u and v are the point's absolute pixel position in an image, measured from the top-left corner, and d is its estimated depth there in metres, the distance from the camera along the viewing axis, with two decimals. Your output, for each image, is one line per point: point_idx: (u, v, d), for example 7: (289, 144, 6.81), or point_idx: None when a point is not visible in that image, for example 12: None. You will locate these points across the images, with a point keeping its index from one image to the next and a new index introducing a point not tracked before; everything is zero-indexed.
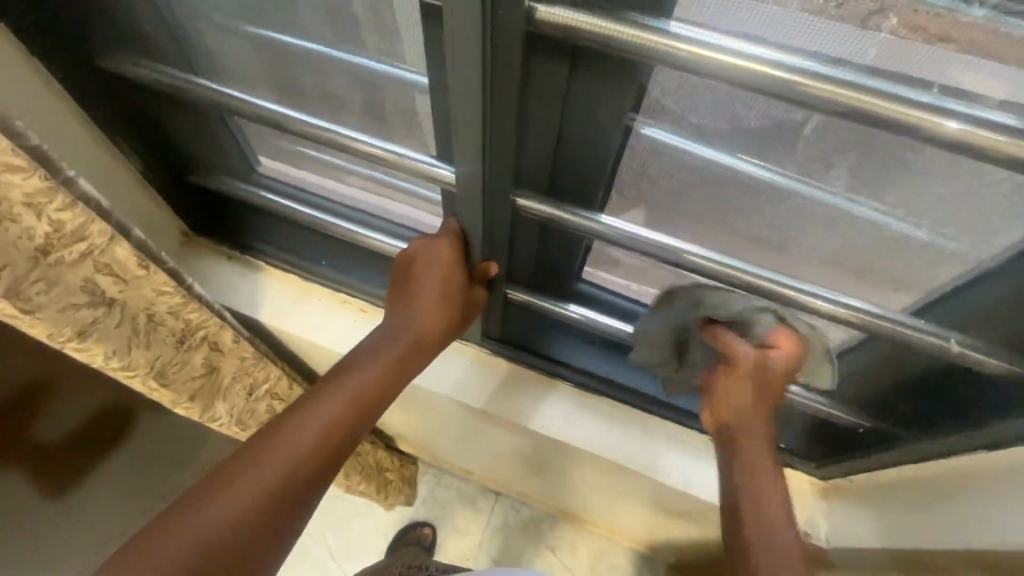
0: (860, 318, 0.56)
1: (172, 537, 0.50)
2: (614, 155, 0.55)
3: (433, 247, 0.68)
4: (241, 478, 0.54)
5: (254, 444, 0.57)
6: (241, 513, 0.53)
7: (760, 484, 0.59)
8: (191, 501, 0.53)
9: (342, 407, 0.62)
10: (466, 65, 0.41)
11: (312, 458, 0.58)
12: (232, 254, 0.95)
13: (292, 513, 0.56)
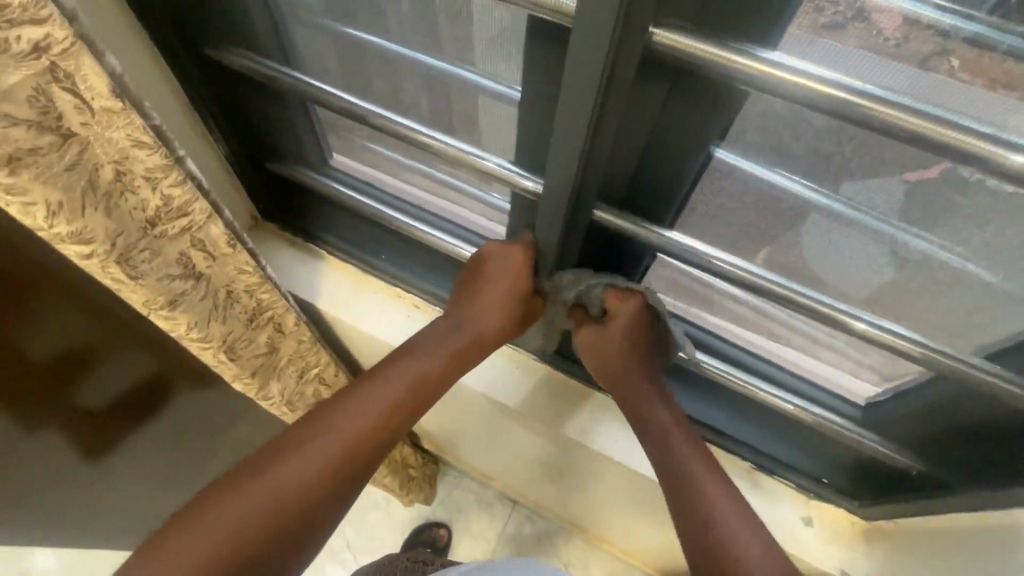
0: (929, 356, 0.56)
1: (240, 500, 0.55)
2: (695, 175, 0.56)
3: (507, 253, 0.69)
4: (300, 454, 0.59)
5: (316, 420, 0.62)
6: (293, 487, 0.57)
7: (697, 478, 0.63)
8: (255, 469, 0.58)
9: (398, 394, 0.65)
10: (579, 81, 0.43)
11: (367, 440, 0.62)
12: (296, 241, 0.99)
13: (346, 488, 0.60)
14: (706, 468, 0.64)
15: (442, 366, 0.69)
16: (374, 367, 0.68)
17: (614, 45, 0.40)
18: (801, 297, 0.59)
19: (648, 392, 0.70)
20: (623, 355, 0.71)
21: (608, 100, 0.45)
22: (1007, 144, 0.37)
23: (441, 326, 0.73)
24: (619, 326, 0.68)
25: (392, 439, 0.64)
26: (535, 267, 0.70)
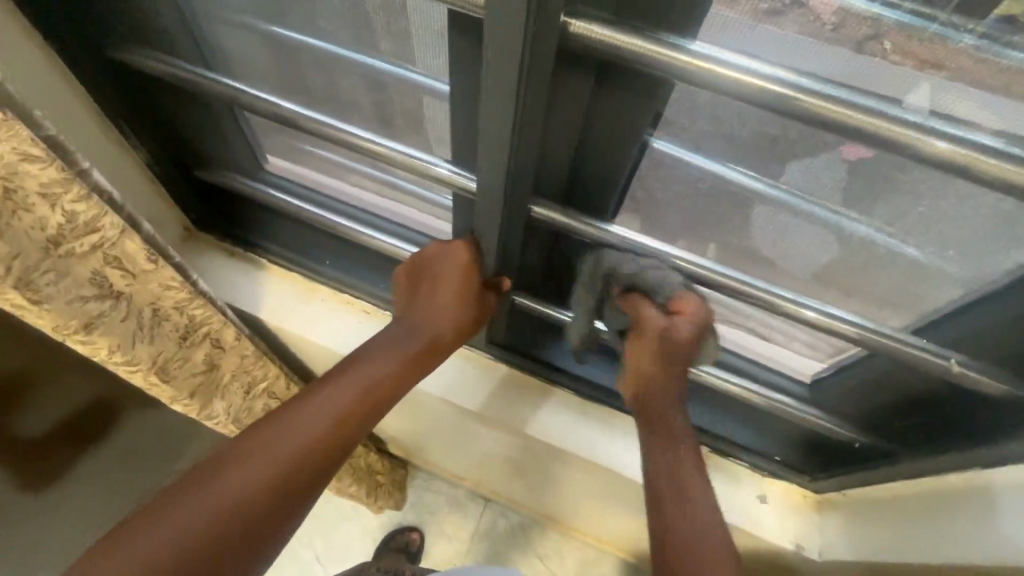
0: (864, 336, 0.57)
1: (200, 496, 0.52)
2: (630, 169, 0.56)
3: (450, 249, 0.69)
4: (245, 466, 0.54)
5: (264, 429, 0.57)
6: (239, 503, 0.52)
7: (675, 466, 0.61)
8: (195, 484, 0.53)
9: (366, 385, 0.63)
10: (499, 78, 0.41)
11: (336, 433, 0.59)
12: (234, 250, 0.94)
13: (311, 484, 0.57)
14: (707, 494, 0.59)
15: (406, 359, 0.67)
16: (344, 359, 0.66)
17: (529, 39, 0.39)
18: (740, 283, 0.59)
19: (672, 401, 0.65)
20: (655, 368, 0.64)
21: (531, 96, 0.44)
22: (922, 128, 0.38)
23: (396, 329, 0.70)
24: (679, 334, 0.61)
25: (360, 432, 0.61)
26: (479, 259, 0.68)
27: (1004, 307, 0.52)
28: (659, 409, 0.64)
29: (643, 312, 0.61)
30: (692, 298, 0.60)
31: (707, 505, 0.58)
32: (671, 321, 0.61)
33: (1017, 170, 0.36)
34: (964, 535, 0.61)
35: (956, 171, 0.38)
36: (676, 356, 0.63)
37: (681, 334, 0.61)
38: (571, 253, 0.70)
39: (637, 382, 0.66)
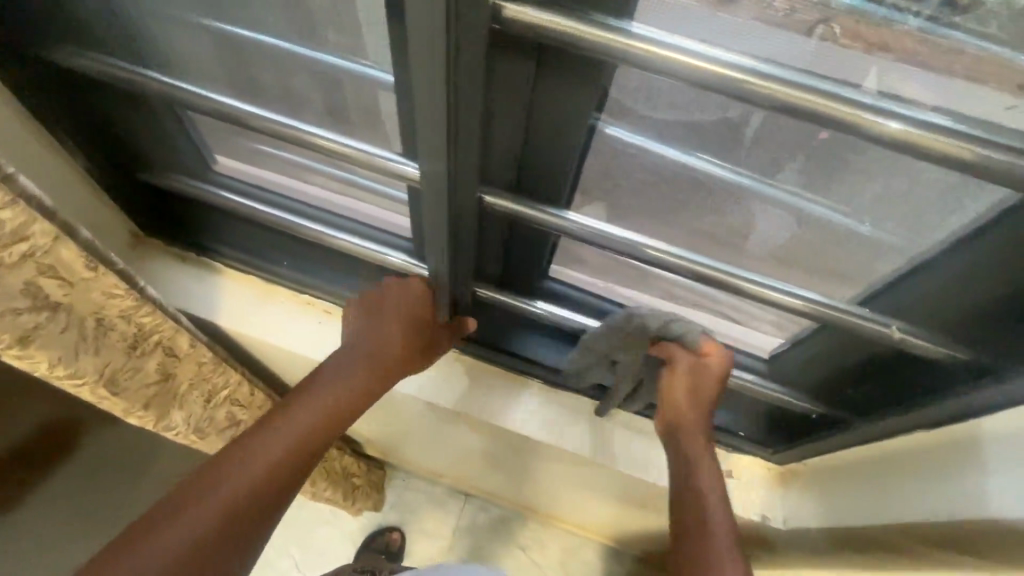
0: (815, 310, 0.58)
1: (152, 544, 0.50)
2: (580, 152, 0.55)
3: (409, 285, 0.73)
4: (198, 506, 0.53)
5: (216, 466, 0.56)
6: (191, 544, 0.51)
7: (698, 474, 0.67)
8: (145, 530, 0.51)
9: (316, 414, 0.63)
10: (428, 62, 0.40)
11: (288, 467, 0.59)
12: (187, 256, 0.91)
13: (264, 522, 0.56)
14: (719, 502, 0.65)
15: (356, 388, 0.67)
16: (292, 391, 0.65)
17: (452, 25, 0.38)
18: (695, 264, 0.60)
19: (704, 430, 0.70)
20: (687, 403, 0.70)
21: (466, 83, 0.43)
22: (853, 104, 0.39)
23: (344, 354, 0.69)
24: (704, 375, 0.69)
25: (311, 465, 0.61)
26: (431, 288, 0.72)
27: (939, 276, 0.54)
28: (692, 434, 0.70)
29: (674, 353, 0.69)
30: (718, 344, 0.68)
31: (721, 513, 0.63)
32: (703, 364, 0.69)
33: (939, 140, 0.38)
34: (912, 495, 0.64)
35: (887, 143, 0.39)
36: (705, 388, 0.69)
37: (711, 379, 0.69)
38: (529, 242, 0.70)
39: (666, 411, 0.73)
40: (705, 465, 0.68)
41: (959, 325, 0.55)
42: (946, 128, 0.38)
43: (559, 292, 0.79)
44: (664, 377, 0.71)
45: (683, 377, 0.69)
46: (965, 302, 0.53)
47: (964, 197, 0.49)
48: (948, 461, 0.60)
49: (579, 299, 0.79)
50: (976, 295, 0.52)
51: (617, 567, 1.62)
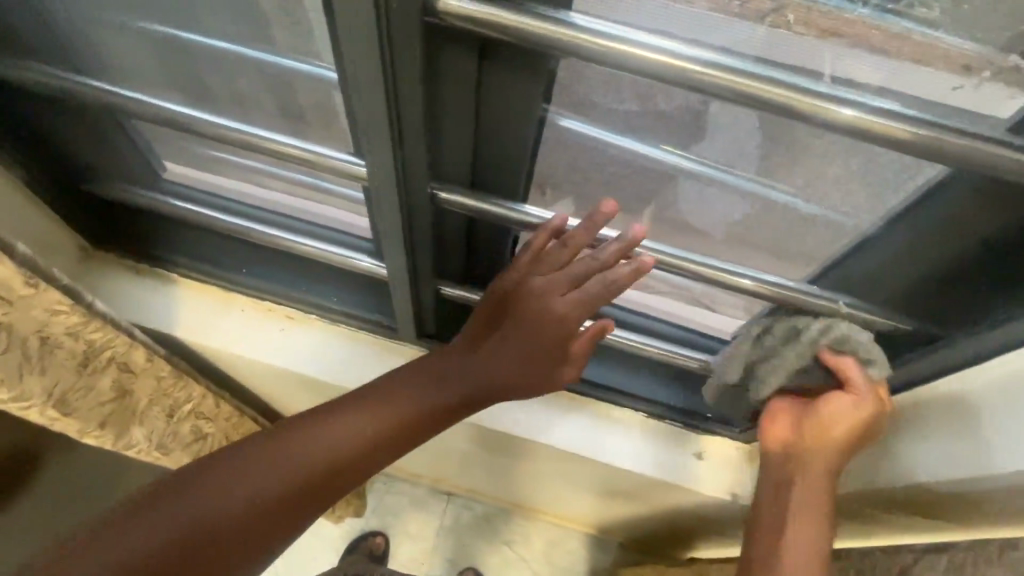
0: (771, 293, 0.59)
1: (193, 501, 0.52)
2: (532, 144, 0.55)
3: (548, 296, 0.59)
4: (242, 478, 0.54)
5: (279, 440, 0.57)
6: (213, 519, 0.52)
7: (798, 525, 0.56)
8: (199, 483, 0.53)
9: (346, 439, 0.58)
10: (362, 57, 0.40)
11: (295, 491, 0.55)
12: (140, 268, 0.88)
13: (264, 537, 0.54)
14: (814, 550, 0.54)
15: (397, 422, 0.60)
16: (355, 394, 0.61)
17: (383, 14, 0.37)
18: (656, 252, 0.60)
19: (823, 480, 0.57)
20: (826, 448, 0.57)
21: (406, 77, 0.42)
22: (790, 86, 0.39)
23: (443, 364, 0.64)
24: (845, 411, 0.57)
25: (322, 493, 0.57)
26: (552, 297, 0.59)
27: (883, 252, 0.55)
28: (809, 476, 0.58)
29: (850, 373, 0.56)
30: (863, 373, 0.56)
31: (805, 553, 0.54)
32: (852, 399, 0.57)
33: (872, 119, 0.39)
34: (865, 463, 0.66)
35: (823, 124, 0.40)
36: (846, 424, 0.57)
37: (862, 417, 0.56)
38: (490, 237, 0.70)
39: (788, 438, 0.61)
40: (811, 476, 0.58)
41: (903, 297, 0.57)
42: (876, 107, 0.39)
43: None
44: (821, 398, 0.59)
45: (853, 412, 0.56)
46: (908, 275, 0.55)
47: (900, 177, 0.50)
48: (902, 425, 0.62)
49: None
50: (917, 267, 0.54)
51: (602, 555, 1.63)
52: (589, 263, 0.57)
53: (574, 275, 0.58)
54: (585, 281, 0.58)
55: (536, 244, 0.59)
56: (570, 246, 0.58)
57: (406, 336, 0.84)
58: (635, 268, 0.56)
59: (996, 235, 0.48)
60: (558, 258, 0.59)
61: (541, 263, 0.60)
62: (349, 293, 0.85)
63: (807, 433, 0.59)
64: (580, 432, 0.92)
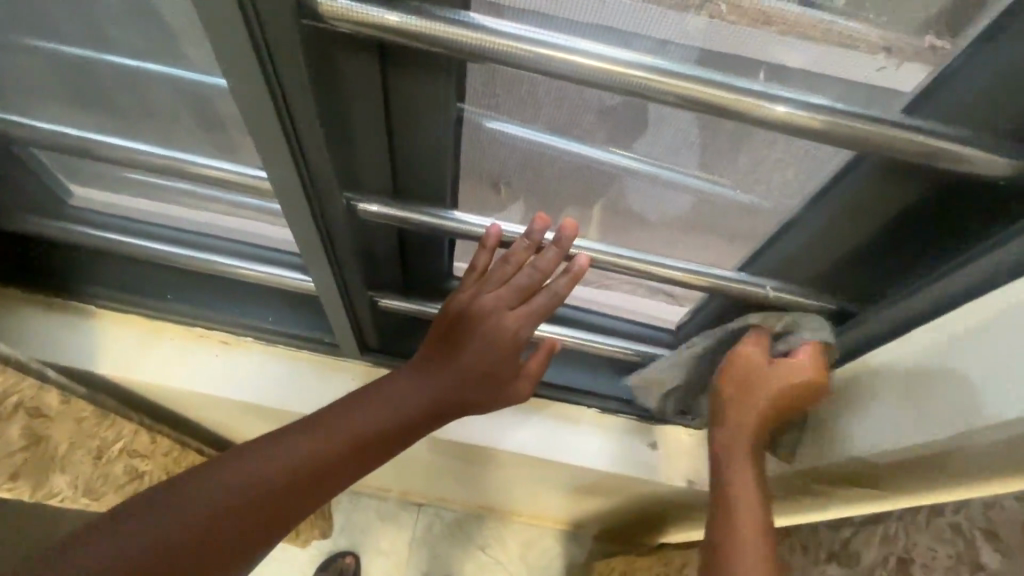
0: (703, 282, 0.59)
1: (142, 526, 0.47)
2: (450, 150, 0.54)
3: (497, 312, 0.57)
4: (195, 500, 0.49)
5: (235, 460, 0.52)
6: (163, 544, 0.47)
7: (737, 473, 0.60)
8: (147, 508, 0.48)
9: (295, 462, 0.53)
10: (242, 74, 0.37)
11: (254, 511, 0.50)
12: (54, 302, 0.81)
13: (220, 565, 0.49)
14: (755, 513, 0.57)
15: (349, 444, 0.55)
16: (306, 417, 0.56)
17: (258, 29, 0.35)
18: (590, 251, 0.59)
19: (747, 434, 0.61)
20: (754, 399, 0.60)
21: (295, 93, 0.40)
22: (692, 79, 0.39)
23: (408, 375, 0.60)
24: (772, 369, 0.59)
25: (269, 526, 0.51)
26: (514, 301, 0.57)
27: (805, 237, 0.56)
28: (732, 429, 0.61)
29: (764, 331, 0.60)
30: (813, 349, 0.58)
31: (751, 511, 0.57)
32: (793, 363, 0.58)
33: (768, 109, 0.39)
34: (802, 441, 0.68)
35: (727, 115, 0.40)
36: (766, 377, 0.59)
37: (799, 381, 0.58)
38: (423, 245, 0.67)
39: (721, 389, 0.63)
40: (733, 436, 0.61)
41: (828, 276, 0.59)
42: (773, 97, 0.39)
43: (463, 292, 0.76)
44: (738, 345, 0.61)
45: (781, 373, 0.58)
46: (830, 256, 0.57)
47: (819, 166, 0.50)
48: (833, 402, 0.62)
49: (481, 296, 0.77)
50: (838, 247, 0.55)
51: (577, 550, 1.63)
52: (533, 273, 0.56)
53: (519, 287, 0.56)
54: (531, 293, 0.57)
55: (479, 263, 0.58)
56: (513, 259, 0.56)
57: (348, 351, 0.81)
58: (572, 272, 0.55)
59: (906, 211, 0.50)
60: (501, 272, 0.57)
61: (485, 279, 0.58)
62: (285, 312, 0.81)
63: (730, 379, 0.61)
64: (536, 434, 0.91)
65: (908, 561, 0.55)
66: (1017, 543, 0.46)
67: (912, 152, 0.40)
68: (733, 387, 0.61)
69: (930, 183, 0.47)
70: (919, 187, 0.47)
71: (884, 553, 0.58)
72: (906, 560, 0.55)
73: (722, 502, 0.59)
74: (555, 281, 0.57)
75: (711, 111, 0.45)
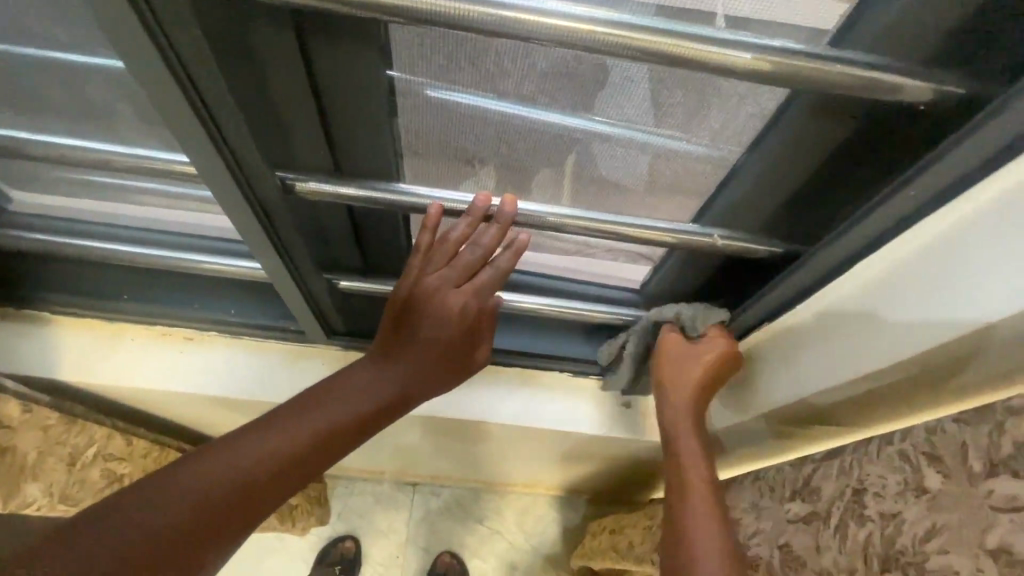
0: (656, 237, 0.60)
1: (157, 504, 0.48)
2: (383, 120, 0.52)
3: (443, 292, 0.59)
4: (206, 476, 0.50)
5: (235, 441, 0.53)
6: (182, 516, 0.48)
7: (688, 464, 0.66)
8: (160, 485, 0.49)
9: (290, 442, 0.55)
10: (144, 65, 0.35)
11: (259, 483, 0.52)
12: (5, 313, 0.78)
13: (236, 533, 0.51)
14: (711, 519, 0.61)
15: (323, 438, 0.56)
16: (279, 407, 0.57)
17: (154, 23, 0.33)
18: (543, 215, 0.58)
19: (696, 415, 0.69)
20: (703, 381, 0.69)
21: (196, 67, 0.38)
22: (613, 24, 0.38)
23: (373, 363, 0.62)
24: (710, 352, 0.69)
25: (271, 500, 0.53)
26: (461, 279, 0.59)
27: (750, 182, 0.55)
28: (677, 414, 0.69)
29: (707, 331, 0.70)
30: (719, 327, 0.70)
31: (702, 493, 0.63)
32: (707, 344, 0.69)
33: (696, 47, 0.38)
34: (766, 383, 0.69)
35: (658, 57, 0.39)
36: (709, 364, 0.69)
37: (718, 357, 0.69)
38: (376, 222, 0.66)
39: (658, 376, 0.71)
40: (685, 441, 0.68)
41: (774, 220, 0.59)
42: (698, 36, 0.38)
43: None
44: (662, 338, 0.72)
45: (707, 354, 0.69)
46: (776, 200, 0.57)
47: (759, 109, 0.49)
48: (792, 342, 0.63)
49: None
50: (786, 190, 0.55)
51: (572, 514, 1.67)
52: (476, 252, 0.58)
53: (463, 265, 0.58)
54: (476, 270, 0.59)
55: (421, 240, 0.57)
56: (456, 236, 0.56)
57: (315, 337, 0.81)
58: (512, 249, 0.59)
59: (845, 148, 0.49)
60: (443, 253, 0.58)
61: (429, 258, 0.58)
62: (247, 304, 0.80)
63: (670, 372, 0.70)
64: (512, 404, 0.92)
65: (860, 493, 0.57)
66: (958, 464, 0.48)
67: (840, 84, 0.39)
68: (681, 386, 0.69)
69: (867, 117, 0.46)
70: (855, 123, 0.47)
71: (841, 486, 0.60)
72: (860, 491, 0.57)
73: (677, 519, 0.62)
74: (498, 257, 0.60)
75: (645, 60, 0.43)
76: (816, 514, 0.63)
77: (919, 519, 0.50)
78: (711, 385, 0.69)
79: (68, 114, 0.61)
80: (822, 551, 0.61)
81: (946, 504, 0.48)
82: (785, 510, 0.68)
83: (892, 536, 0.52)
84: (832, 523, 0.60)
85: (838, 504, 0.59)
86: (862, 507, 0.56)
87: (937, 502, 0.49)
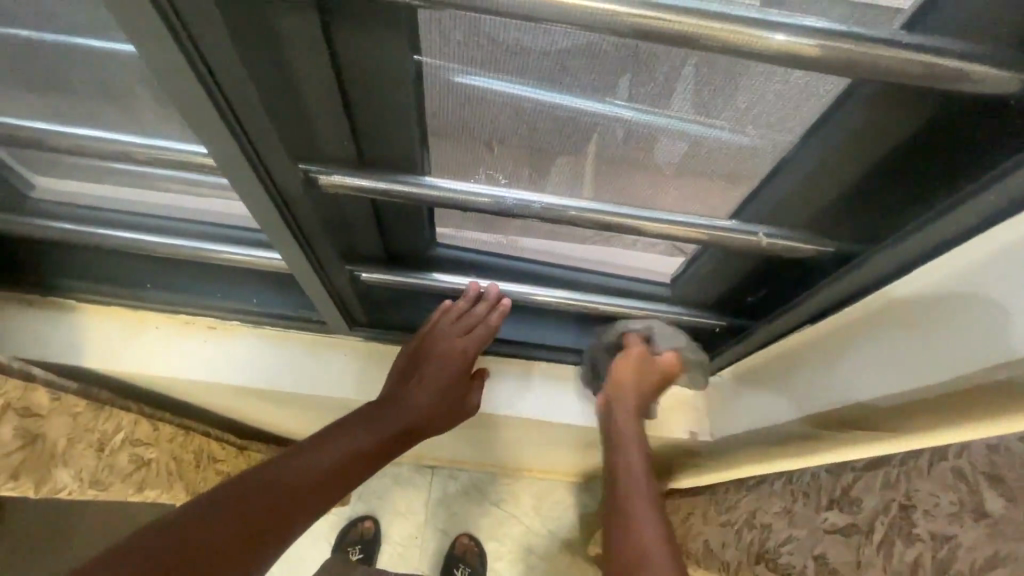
0: (693, 234, 0.57)
1: (217, 506, 0.54)
2: (414, 111, 0.50)
3: (447, 345, 0.75)
4: (256, 484, 0.57)
5: (275, 462, 0.60)
6: (241, 512, 0.54)
7: (629, 458, 0.74)
8: (215, 496, 0.55)
9: (325, 459, 0.63)
10: (159, 58, 0.33)
11: (302, 489, 0.59)
12: (32, 299, 0.79)
13: (282, 534, 0.56)
14: (650, 513, 0.67)
15: (344, 458, 0.64)
16: (312, 437, 0.66)
17: (174, 14, 0.31)
18: (574, 209, 0.56)
19: (634, 418, 0.78)
20: (638, 392, 0.78)
21: (213, 56, 0.36)
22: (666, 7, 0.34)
23: (386, 402, 0.73)
24: (628, 367, 0.77)
25: (312, 504, 0.60)
26: (462, 334, 0.75)
27: (795, 178, 0.52)
28: (615, 428, 0.78)
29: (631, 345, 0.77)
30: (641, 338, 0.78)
31: (648, 516, 0.67)
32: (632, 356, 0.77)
33: (749, 32, 0.35)
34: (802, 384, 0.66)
35: (710, 44, 0.35)
36: (641, 376, 0.77)
37: (647, 366, 0.77)
38: (402, 214, 0.64)
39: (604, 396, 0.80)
40: (627, 435, 0.76)
41: (820, 217, 0.56)
42: (752, 20, 0.35)
43: (451, 259, 0.74)
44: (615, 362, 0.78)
45: (632, 364, 0.77)
46: (823, 193, 0.53)
47: (812, 98, 0.45)
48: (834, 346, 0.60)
49: (473, 261, 0.75)
50: (835, 185, 0.52)
51: (590, 499, 1.67)
52: (473, 314, 0.75)
53: (465, 324, 0.75)
54: (474, 327, 0.75)
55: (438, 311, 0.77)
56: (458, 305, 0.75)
57: (338, 328, 0.80)
58: (500, 309, 0.74)
59: (909, 140, 0.45)
60: (447, 314, 0.75)
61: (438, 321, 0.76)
62: (267, 293, 0.80)
63: (614, 389, 0.78)
64: (535, 396, 0.91)
65: (908, 509, 0.55)
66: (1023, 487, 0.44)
67: (912, 71, 0.36)
68: (623, 396, 0.78)
69: (935, 107, 0.42)
70: (921, 113, 0.43)
71: (885, 501, 0.58)
72: (907, 507, 0.55)
73: (619, 521, 0.67)
74: (489, 316, 0.75)
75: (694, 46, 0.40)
76: (857, 527, 0.61)
77: (976, 543, 0.47)
78: (650, 386, 0.79)
79: (82, 100, 0.59)
80: (863, 567, 0.60)
81: (1008, 531, 0.45)
82: (822, 520, 0.67)
83: (946, 559, 0.50)
84: (875, 539, 0.58)
85: (882, 519, 0.58)
86: (910, 524, 0.54)
87: (997, 527, 0.46)
